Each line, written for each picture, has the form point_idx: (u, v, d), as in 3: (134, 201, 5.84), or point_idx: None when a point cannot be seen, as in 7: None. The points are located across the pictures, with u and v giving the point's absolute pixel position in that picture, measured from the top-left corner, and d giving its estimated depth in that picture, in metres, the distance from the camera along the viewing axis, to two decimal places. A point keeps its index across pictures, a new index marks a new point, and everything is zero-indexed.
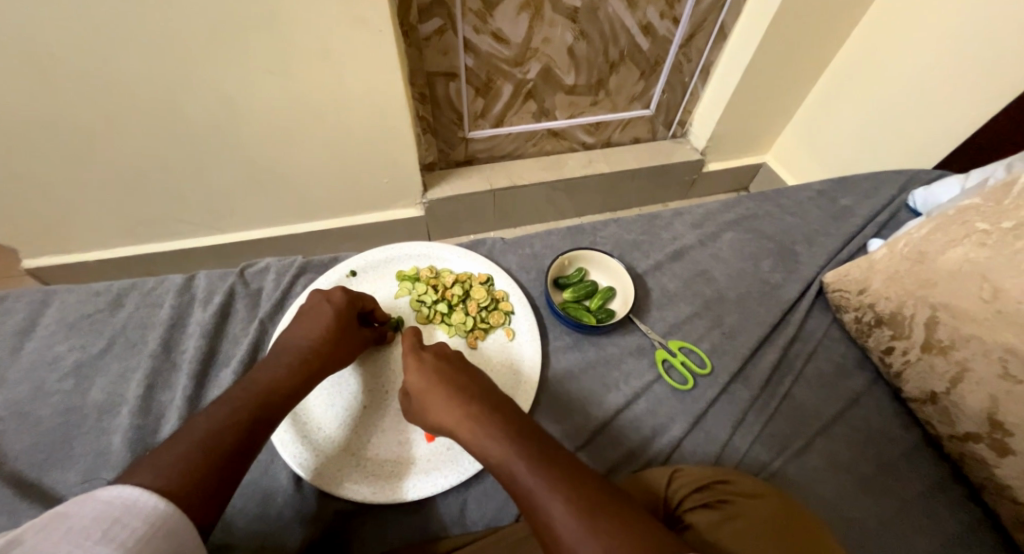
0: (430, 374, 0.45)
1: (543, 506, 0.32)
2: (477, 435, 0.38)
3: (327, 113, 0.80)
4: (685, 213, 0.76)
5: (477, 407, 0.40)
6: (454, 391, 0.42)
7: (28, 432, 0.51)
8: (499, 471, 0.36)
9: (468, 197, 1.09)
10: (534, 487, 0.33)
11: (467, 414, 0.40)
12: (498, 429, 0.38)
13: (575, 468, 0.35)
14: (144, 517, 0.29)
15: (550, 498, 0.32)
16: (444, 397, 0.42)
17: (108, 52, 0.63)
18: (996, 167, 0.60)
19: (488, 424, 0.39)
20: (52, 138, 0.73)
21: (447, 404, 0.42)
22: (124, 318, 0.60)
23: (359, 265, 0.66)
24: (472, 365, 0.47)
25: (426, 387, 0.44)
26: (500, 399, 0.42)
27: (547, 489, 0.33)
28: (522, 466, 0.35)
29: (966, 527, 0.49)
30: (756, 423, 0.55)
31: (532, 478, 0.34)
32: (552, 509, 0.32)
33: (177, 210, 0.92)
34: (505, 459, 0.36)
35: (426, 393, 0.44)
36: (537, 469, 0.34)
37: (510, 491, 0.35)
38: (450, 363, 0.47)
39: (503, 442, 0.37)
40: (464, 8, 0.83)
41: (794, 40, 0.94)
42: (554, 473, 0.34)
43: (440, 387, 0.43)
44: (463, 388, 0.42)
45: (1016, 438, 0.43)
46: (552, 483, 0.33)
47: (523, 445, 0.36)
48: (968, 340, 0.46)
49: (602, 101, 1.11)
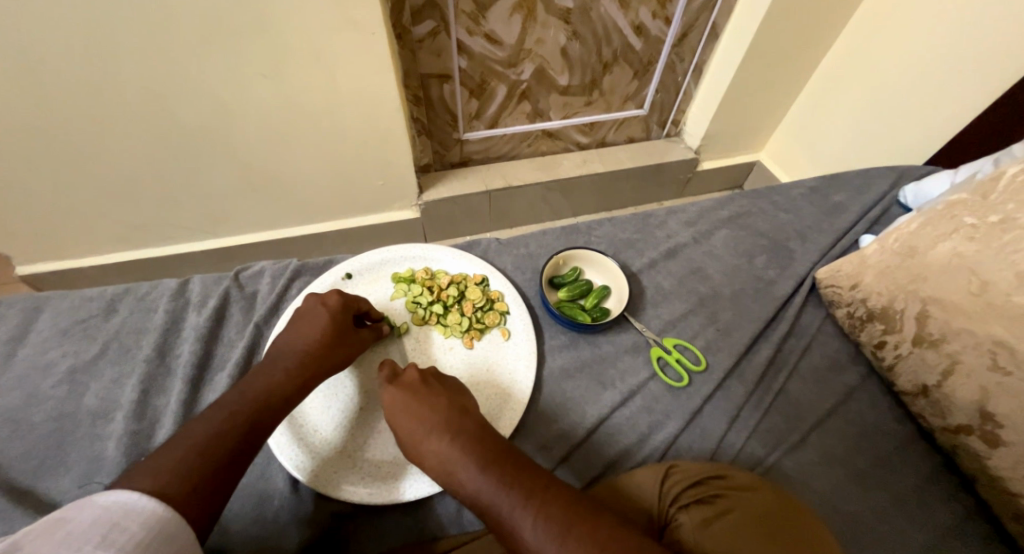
0: (392, 402, 0.45)
1: (516, 532, 0.34)
2: (445, 466, 0.39)
3: (321, 115, 0.80)
4: (678, 212, 0.77)
5: (439, 437, 0.41)
6: (416, 420, 0.42)
7: (21, 439, 0.50)
8: (472, 502, 0.37)
9: (464, 198, 1.09)
10: (505, 513, 0.35)
11: (432, 446, 0.41)
12: (463, 458, 0.39)
13: (542, 482, 0.36)
14: (142, 521, 0.29)
15: (526, 519, 0.34)
16: (408, 429, 0.43)
17: (100, 57, 0.63)
18: (985, 161, 0.61)
19: (453, 454, 0.39)
20: (45, 144, 0.73)
21: (413, 436, 0.42)
22: (119, 323, 0.60)
23: (354, 268, 0.67)
24: (436, 384, 0.47)
25: (391, 418, 0.44)
26: (461, 420, 0.42)
27: (516, 515, 0.34)
28: (490, 495, 0.36)
29: (960, 519, 0.49)
30: (750, 419, 0.55)
31: (501, 505, 0.35)
32: (525, 533, 0.33)
33: (172, 215, 0.92)
34: (475, 490, 0.37)
35: (394, 425, 0.44)
36: (504, 495, 0.35)
37: (485, 520, 0.36)
38: (410, 383, 0.46)
39: (469, 472, 0.38)
40: (457, 9, 0.83)
41: (786, 39, 0.95)
42: (521, 495, 0.35)
43: (402, 417, 0.43)
44: (423, 415, 0.42)
45: (1006, 429, 0.43)
46: (521, 507, 0.34)
47: (487, 473, 0.37)
48: (958, 333, 0.46)
49: (596, 102, 1.11)
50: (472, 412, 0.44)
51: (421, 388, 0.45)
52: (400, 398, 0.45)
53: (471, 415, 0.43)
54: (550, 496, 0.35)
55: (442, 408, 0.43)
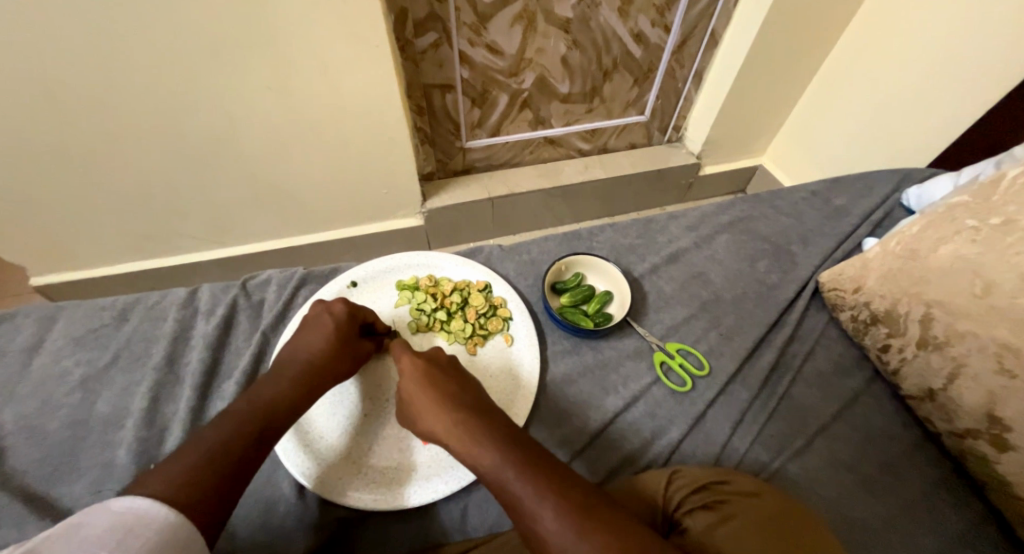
0: (418, 378, 0.46)
1: (532, 514, 0.34)
2: (468, 443, 0.39)
3: (327, 126, 0.81)
4: (680, 217, 0.77)
5: (466, 415, 0.41)
6: (441, 398, 0.43)
7: (34, 446, 0.51)
8: (490, 479, 0.37)
9: (467, 206, 1.10)
10: (523, 495, 0.35)
11: (456, 421, 0.41)
12: (484, 442, 0.39)
13: (561, 473, 0.36)
14: (154, 526, 0.29)
15: (541, 505, 0.34)
16: (431, 408, 0.43)
17: (114, 73, 0.66)
18: (987, 164, 0.61)
19: (476, 434, 0.39)
20: (59, 157, 0.75)
21: (436, 410, 0.42)
22: (129, 332, 0.61)
23: (359, 276, 0.67)
24: (463, 370, 0.48)
25: (415, 392, 0.45)
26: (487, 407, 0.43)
27: (535, 497, 0.34)
28: (511, 474, 0.36)
29: (969, 524, 0.49)
30: (755, 424, 0.55)
31: (520, 486, 0.35)
32: (541, 516, 0.33)
33: (182, 226, 0.94)
34: (494, 467, 0.37)
35: (416, 399, 0.45)
36: (524, 477, 0.35)
37: (500, 499, 0.36)
38: (437, 363, 0.48)
39: (493, 449, 0.38)
40: (459, 21, 0.85)
41: (785, 43, 0.95)
42: (541, 480, 0.35)
43: (428, 391, 0.44)
44: (448, 397, 0.43)
45: (1015, 433, 0.43)
46: (540, 493, 0.34)
47: (509, 456, 0.37)
48: (962, 335, 0.46)
49: (597, 109, 1.12)
50: (493, 402, 0.45)
51: (450, 373, 0.47)
52: (428, 375, 0.45)
53: (492, 404, 0.44)
54: (569, 486, 0.35)
55: (469, 393, 0.44)
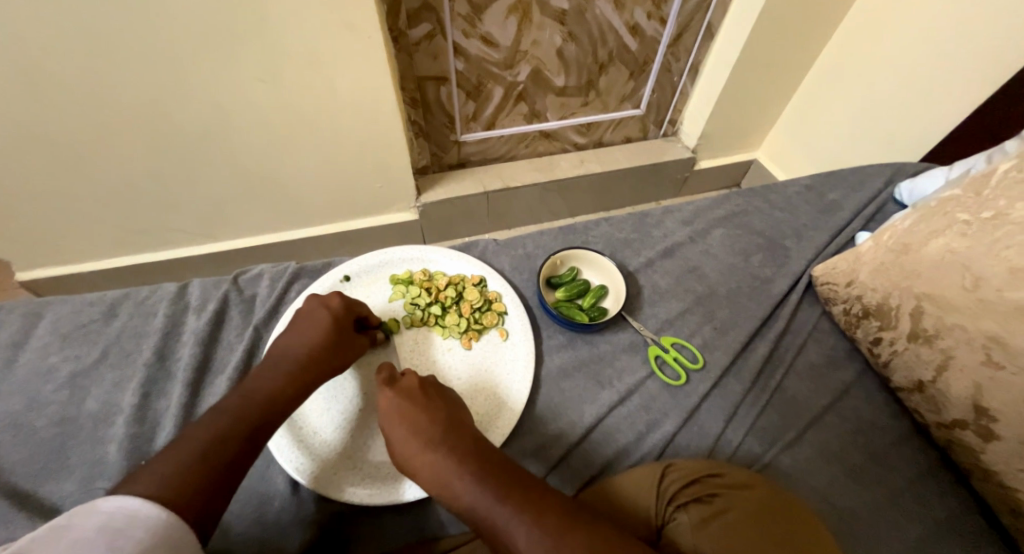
0: (388, 412, 0.45)
1: (512, 545, 0.34)
2: (444, 478, 0.39)
3: (318, 118, 0.80)
4: (675, 211, 0.77)
5: (435, 446, 0.41)
6: (412, 430, 0.43)
7: (23, 443, 0.51)
8: (467, 512, 0.37)
9: (462, 200, 1.10)
10: (500, 525, 0.35)
11: (429, 457, 0.40)
12: (456, 473, 0.39)
13: (536, 492, 0.36)
14: (146, 526, 0.29)
15: (518, 533, 0.34)
16: (402, 442, 0.42)
17: (99, 64, 0.64)
18: (979, 158, 0.62)
19: (448, 465, 0.39)
20: (44, 149, 0.74)
21: (409, 446, 0.42)
22: (118, 327, 0.61)
23: (353, 270, 0.67)
24: (434, 388, 0.47)
25: (387, 426, 0.44)
26: (459, 430, 0.43)
27: (512, 527, 0.34)
28: (487, 508, 0.36)
29: (955, 513, 0.50)
30: (748, 416, 0.56)
31: (497, 516, 0.35)
32: (520, 544, 0.34)
33: (172, 220, 0.92)
34: (470, 502, 0.37)
35: (389, 433, 0.44)
36: (500, 508, 0.35)
37: (483, 532, 0.36)
38: (405, 391, 0.46)
39: (465, 484, 0.38)
40: (453, 12, 0.84)
41: (780, 37, 0.95)
42: (517, 508, 0.35)
43: (399, 424, 0.43)
44: (418, 427, 0.43)
45: (1001, 424, 0.43)
46: (515, 521, 0.34)
47: (482, 485, 0.37)
48: (951, 328, 0.47)
49: (593, 102, 1.11)
50: (470, 423, 0.44)
51: (419, 399, 0.45)
52: (396, 406, 0.44)
53: (468, 427, 0.43)
54: (545, 505, 0.35)
55: (439, 419, 0.43)
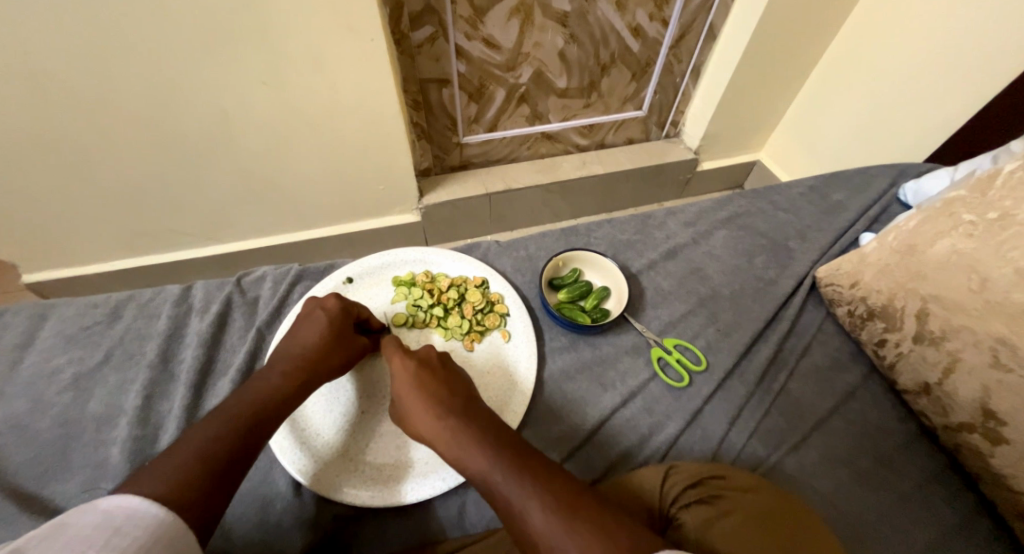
0: (408, 380, 0.45)
1: (524, 516, 0.33)
2: (457, 446, 0.39)
3: (321, 122, 0.81)
4: (678, 213, 0.77)
5: (452, 416, 0.41)
6: (430, 399, 0.43)
7: (27, 445, 0.51)
8: (480, 481, 0.37)
9: (464, 202, 1.10)
10: (513, 495, 0.34)
11: (446, 424, 0.41)
12: (472, 443, 0.38)
13: (551, 471, 0.36)
14: (144, 525, 0.29)
15: (529, 505, 0.33)
16: (419, 408, 0.43)
17: (104, 67, 0.65)
18: (984, 158, 0.61)
19: (465, 433, 0.39)
20: (49, 152, 0.74)
21: (425, 413, 0.42)
22: (122, 329, 0.61)
23: (355, 272, 0.67)
24: (452, 367, 0.47)
25: (405, 396, 0.44)
26: (475, 405, 0.43)
27: (524, 496, 0.34)
28: (501, 476, 0.36)
29: (963, 517, 0.49)
30: (752, 418, 0.55)
31: (510, 487, 0.35)
32: (531, 516, 0.33)
33: (175, 222, 0.93)
34: (484, 469, 0.37)
35: (406, 402, 0.44)
36: (514, 478, 0.35)
37: (491, 501, 0.36)
38: (427, 364, 0.47)
39: (481, 452, 0.38)
40: (455, 15, 0.84)
41: (783, 37, 0.95)
42: (531, 479, 0.35)
43: (416, 394, 0.43)
44: (438, 395, 0.43)
45: (1009, 427, 0.43)
46: (529, 492, 0.34)
47: (498, 454, 0.37)
48: (958, 330, 0.46)
49: (595, 104, 1.11)
50: (484, 400, 0.44)
51: (440, 373, 0.46)
52: (417, 376, 0.45)
53: (485, 405, 0.43)
54: (558, 482, 0.35)
55: (459, 393, 0.43)
